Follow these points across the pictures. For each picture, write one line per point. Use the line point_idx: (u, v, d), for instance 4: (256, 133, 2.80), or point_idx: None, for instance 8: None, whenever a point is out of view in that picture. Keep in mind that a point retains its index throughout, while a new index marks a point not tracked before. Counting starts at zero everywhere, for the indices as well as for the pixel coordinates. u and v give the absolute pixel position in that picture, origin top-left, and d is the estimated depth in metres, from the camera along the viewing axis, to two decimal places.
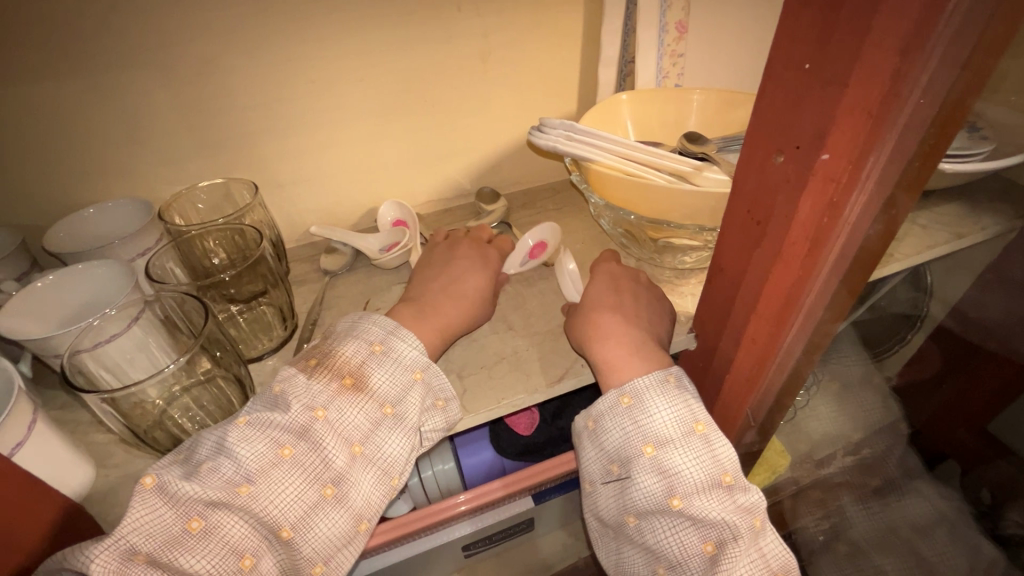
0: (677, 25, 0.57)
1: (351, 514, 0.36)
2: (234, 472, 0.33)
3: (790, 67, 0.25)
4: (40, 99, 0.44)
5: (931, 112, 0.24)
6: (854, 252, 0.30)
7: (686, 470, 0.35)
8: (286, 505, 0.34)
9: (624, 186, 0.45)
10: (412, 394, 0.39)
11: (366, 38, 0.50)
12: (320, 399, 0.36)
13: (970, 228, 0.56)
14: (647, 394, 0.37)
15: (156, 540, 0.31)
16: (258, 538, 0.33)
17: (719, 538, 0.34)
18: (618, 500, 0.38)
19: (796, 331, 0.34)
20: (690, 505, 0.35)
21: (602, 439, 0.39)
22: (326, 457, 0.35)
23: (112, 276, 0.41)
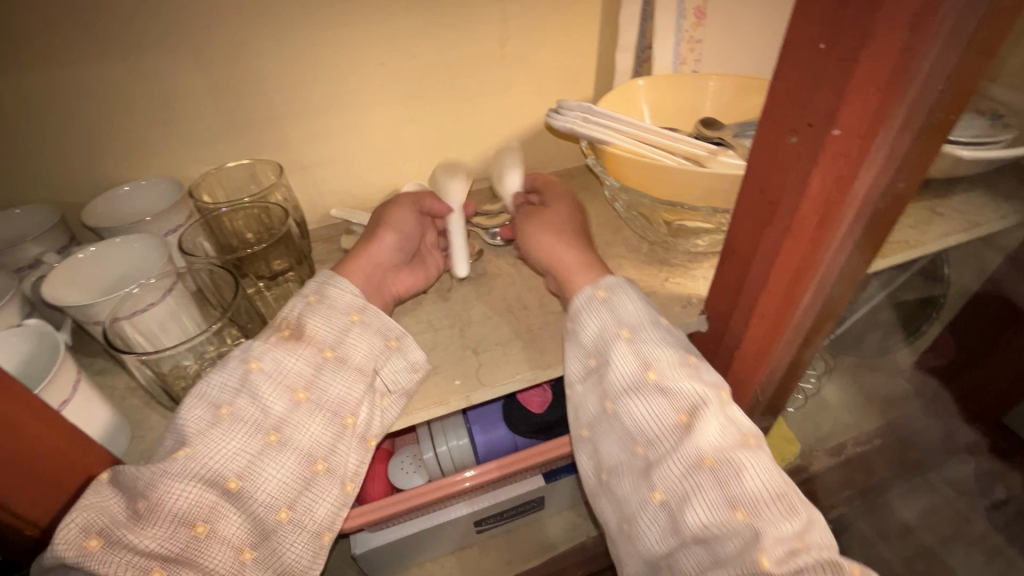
0: (695, 12, 0.57)
1: (301, 454, 0.37)
2: (177, 438, 0.35)
3: (801, 45, 0.25)
4: (79, 80, 0.46)
5: (940, 88, 0.24)
6: (863, 228, 0.31)
7: (658, 348, 0.39)
8: (229, 457, 0.35)
9: (639, 167, 0.45)
10: (352, 335, 0.41)
11: (390, 23, 0.51)
12: (255, 353, 0.38)
13: (989, 217, 0.56)
14: (619, 290, 0.42)
15: (106, 520, 0.31)
16: (208, 501, 0.33)
17: (691, 407, 0.37)
18: (595, 394, 0.41)
19: (805, 307, 0.35)
20: (664, 377, 0.38)
21: (579, 339, 0.42)
22: (265, 406, 0.37)
23: (147, 250, 0.43)
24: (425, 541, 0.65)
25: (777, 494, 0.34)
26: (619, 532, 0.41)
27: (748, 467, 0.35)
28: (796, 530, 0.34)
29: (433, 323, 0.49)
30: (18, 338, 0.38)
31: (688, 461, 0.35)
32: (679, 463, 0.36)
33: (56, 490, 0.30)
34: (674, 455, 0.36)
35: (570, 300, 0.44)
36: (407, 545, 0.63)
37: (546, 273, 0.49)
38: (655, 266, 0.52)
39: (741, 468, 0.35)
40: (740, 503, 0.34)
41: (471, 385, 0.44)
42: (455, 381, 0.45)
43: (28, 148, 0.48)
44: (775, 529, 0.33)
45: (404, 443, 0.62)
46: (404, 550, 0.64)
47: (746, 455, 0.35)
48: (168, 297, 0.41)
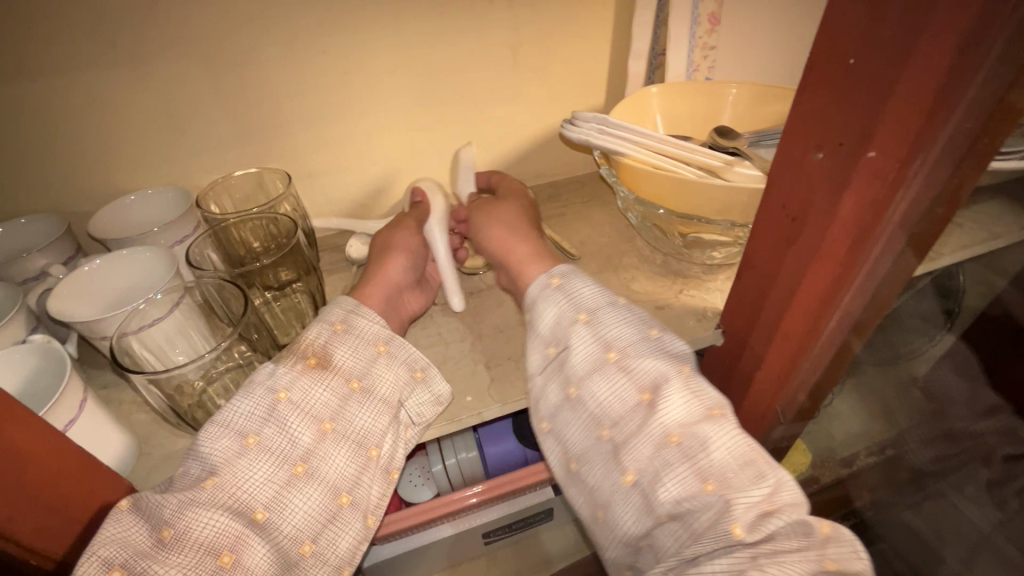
0: (709, 17, 0.56)
1: (327, 487, 0.36)
2: (201, 469, 0.34)
3: (833, 64, 0.24)
4: (86, 88, 0.45)
5: (982, 106, 0.23)
6: (895, 249, 0.30)
7: (616, 328, 0.39)
8: (256, 487, 0.34)
9: (654, 181, 0.45)
10: (378, 366, 0.41)
11: (400, 31, 0.50)
12: (284, 382, 0.37)
13: (1008, 229, 0.55)
14: (574, 276, 0.43)
15: (125, 551, 0.29)
16: (234, 531, 0.32)
17: (653, 384, 0.36)
18: (557, 381, 0.40)
19: (832, 325, 0.34)
20: (623, 356, 0.38)
21: (536, 328, 0.42)
22: (292, 437, 0.36)
23: (154, 262, 0.42)
24: (433, 552, 0.64)
25: (745, 460, 0.33)
26: (592, 522, 0.39)
27: (716, 439, 0.34)
28: (767, 493, 0.32)
29: (443, 335, 0.49)
30: (25, 353, 0.37)
31: (655, 437, 0.35)
32: (646, 441, 0.35)
33: (63, 517, 0.29)
34: (641, 434, 0.35)
35: (524, 293, 0.45)
36: (414, 557, 0.63)
37: (496, 266, 0.50)
38: (669, 278, 0.51)
39: (709, 439, 0.34)
40: (711, 475, 0.33)
41: (482, 401, 0.44)
42: (466, 397, 0.44)
43: (35, 158, 0.48)
44: (747, 495, 0.32)
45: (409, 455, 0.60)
46: (412, 562, 0.64)
47: (712, 423, 0.34)
48: (176, 311, 0.40)
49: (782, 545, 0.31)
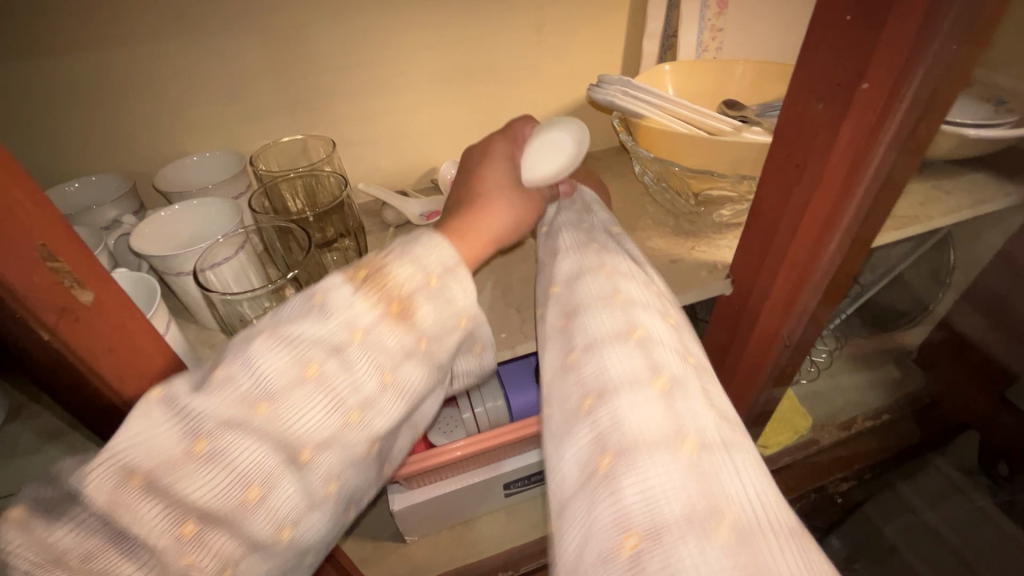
0: (718, 1, 0.61)
1: (371, 439, 0.33)
2: (252, 386, 0.29)
3: (834, 16, 0.29)
4: (155, 55, 0.50)
5: (956, 41, 0.28)
6: (885, 174, 0.34)
7: (567, 247, 0.44)
8: (308, 428, 0.30)
9: (670, 137, 0.49)
10: (448, 338, 0.37)
11: (437, 9, 0.55)
12: (363, 320, 0.32)
13: (991, 196, 0.60)
14: (554, 220, 0.48)
15: (152, 460, 0.26)
16: (270, 467, 0.29)
17: (565, 284, 0.41)
18: (537, 301, 0.43)
19: (834, 248, 0.38)
20: (563, 266, 0.42)
21: (537, 260, 0.47)
22: (356, 381, 0.31)
23: (219, 212, 0.47)
24: (459, 501, 0.68)
25: (639, 376, 0.33)
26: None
27: (592, 310, 0.37)
28: (640, 367, 0.33)
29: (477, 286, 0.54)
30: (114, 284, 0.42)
31: (562, 356, 0.36)
32: (558, 362, 0.36)
33: (136, 364, 0.30)
34: (557, 356, 0.37)
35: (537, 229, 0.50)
36: (444, 504, 0.67)
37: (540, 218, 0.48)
38: (683, 236, 0.56)
39: (603, 351, 0.35)
40: (578, 349, 0.36)
41: (516, 337, 0.48)
42: (500, 335, 0.49)
43: (104, 119, 0.52)
44: (627, 414, 0.31)
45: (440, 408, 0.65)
46: (440, 509, 0.68)
47: (615, 343, 0.35)
48: (241, 252, 0.45)
49: (654, 465, 0.28)
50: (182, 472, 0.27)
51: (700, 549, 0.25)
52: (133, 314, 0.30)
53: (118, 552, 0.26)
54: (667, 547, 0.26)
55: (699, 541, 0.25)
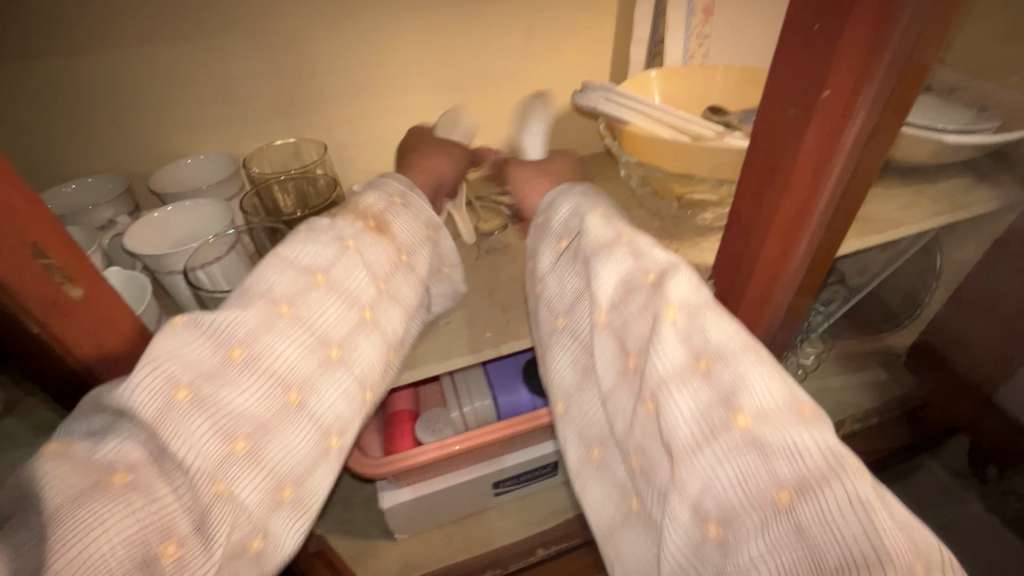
0: (704, 9, 0.62)
1: (356, 380, 0.39)
2: (262, 313, 0.35)
3: (804, 26, 0.30)
4: (152, 60, 0.51)
5: (906, 54, 0.30)
6: (848, 177, 0.36)
7: (631, 229, 0.40)
8: (304, 358, 0.36)
9: (653, 142, 0.50)
10: (399, 273, 0.44)
11: (428, 15, 0.56)
12: (320, 262, 0.38)
13: (975, 200, 0.61)
14: (565, 194, 0.45)
15: (190, 373, 0.31)
16: (295, 373, 0.35)
17: (659, 269, 0.37)
18: (569, 274, 0.42)
19: (803, 248, 0.40)
20: (634, 246, 0.39)
21: (550, 225, 0.44)
22: (339, 313, 0.38)
23: (212, 213, 0.48)
24: (447, 500, 0.69)
25: (742, 345, 0.33)
26: (579, 465, 0.42)
27: (711, 320, 0.34)
28: (781, 391, 0.31)
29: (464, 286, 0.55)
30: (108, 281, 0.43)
31: (652, 313, 0.35)
32: (645, 318, 0.35)
33: (104, 326, 0.31)
34: (641, 309, 0.36)
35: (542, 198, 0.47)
36: (433, 502, 0.68)
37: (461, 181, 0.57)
38: (667, 238, 0.57)
39: (736, 365, 0.32)
40: (705, 353, 0.33)
41: (501, 336, 0.49)
42: (484, 333, 0.50)
43: (103, 120, 0.53)
44: (748, 380, 0.31)
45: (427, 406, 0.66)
46: (429, 508, 0.69)
47: (713, 311, 0.35)
48: (233, 252, 0.46)
49: (789, 430, 0.29)
50: (218, 382, 0.32)
51: (856, 503, 0.26)
52: (125, 313, 0.32)
53: (161, 464, 0.30)
54: (825, 501, 0.26)
55: (857, 507, 0.25)
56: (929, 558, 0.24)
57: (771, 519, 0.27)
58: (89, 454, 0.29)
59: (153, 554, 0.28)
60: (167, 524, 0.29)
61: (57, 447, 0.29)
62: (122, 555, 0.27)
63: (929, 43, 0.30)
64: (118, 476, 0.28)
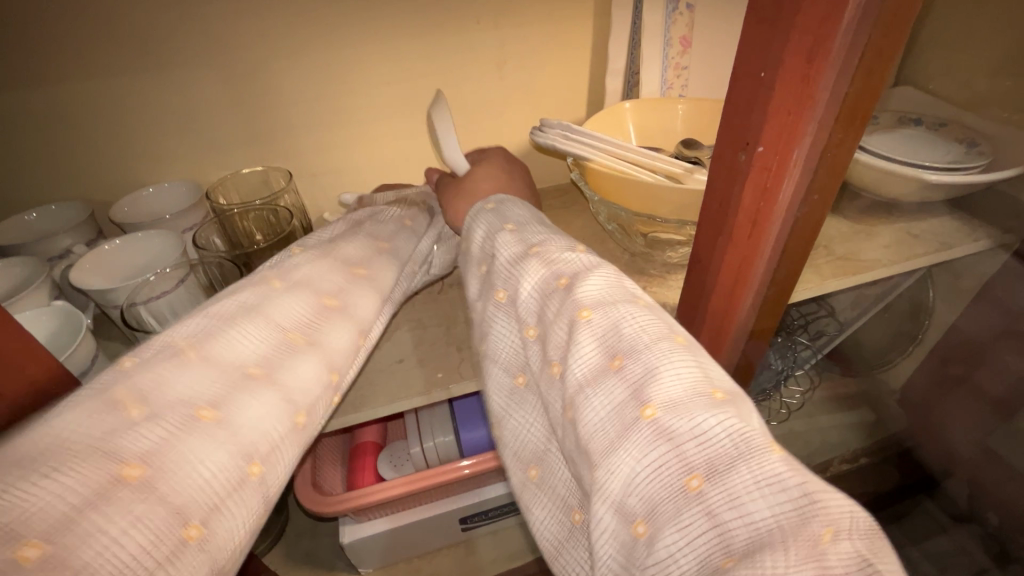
0: (681, 40, 0.61)
1: (354, 322, 0.41)
2: (241, 307, 0.36)
3: (745, 77, 0.28)
4: (116, 91, 0.51)
5: (839, 111, 0.28)
6: (789, 237, 0.34)
7: (542, 235, 0.40)
8: (291, 314, 0.37)
9: (616, 181, 0.49)
10: (382, 254, 0.47)
11: (395, 46, 0.56)
12: (357, 260, 0.45)
13: (961, 240, 0.59)
14: (481, 215, 0.44)
15: (260, 355, 0.34)
16: (297, 322, 0.37)
17: (571, 272, 0.35)
18: (488, 300, 0.40)
19: (750, 303, 0.38)
20: (547, 251, 0.37)
21: (471, 250, 0.43)
22: (318, 283, 0.41)
23: (165, 245, 0.48)
24: (412, 536, 0.67)
25: (657, 335, 0.31)
26: (520, 488, 0.38)
27: (626, 315, 0.32)
28: (696, 378, 0.29)
29: (422, 321, 0.54)
30: (47, 317, 0.43)
31: (567, 318, 0.33)
32: (562, 324, 0.33)
33: (36, 410, 0.31)
34: (557, 315, 0.34)
35: (463, 219, 0.46)
36: (397, 537, 0.66)
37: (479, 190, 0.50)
38: (635, 275, 0.55)
39: (643, 357, 0.30)
40: (619, 351, 0.31)
41: (452, 377, 0.48)
42: (436, 374, 0.49)
43: (76, 151, 0.53)
44: (661, 372, 0.29)
45: (393, 438, 0.66)
46: (394, 543, 0.67)
47: (628, 305, 0.33)
48: (183, 285, 0.46)
49: (697, 414, 0.27)
50: (232, 346, 0.34)
51: (762, 481, 0.24)
52: (34, 355, 0.31)
53: (181, 444, 0.28)
54: (733, 483, 0.24)
55: (766, 486, 0.24)
56: (838, 523, 0.22)
57: (684, 507, 0.25)
58: (165, 398, 0.29)
59: (244, 476, 0.29)
60: (251, 448, 0.31)
61: (140, 410, 0.29)
62: (220, 479, 0.28)
63: (862, 99, 0.28)
64: (205, 414, 0.30)
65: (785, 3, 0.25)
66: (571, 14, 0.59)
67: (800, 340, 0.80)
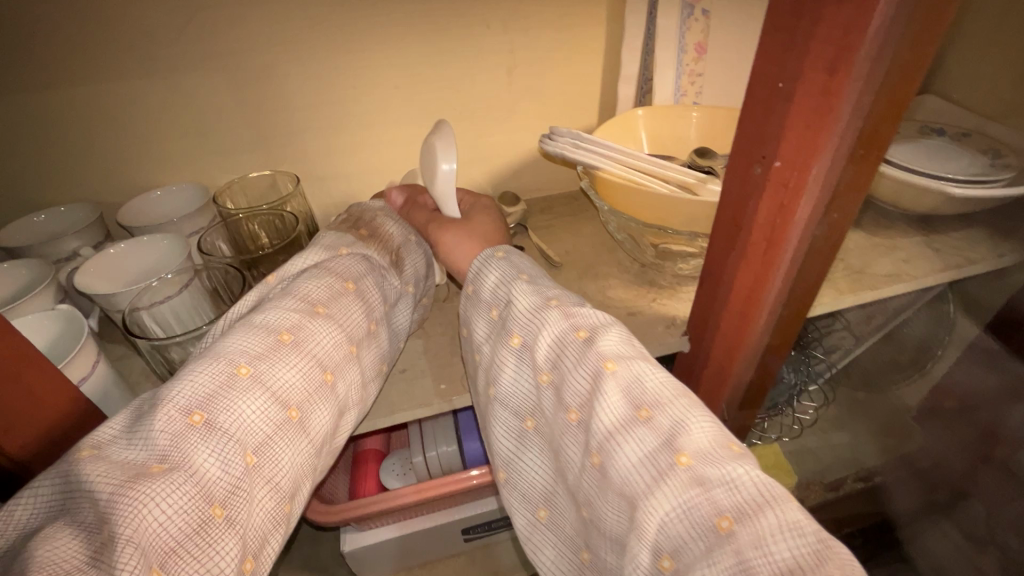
0: (696, 47, 0.60)
1: (309, 359, 0.35)
2: (233, 353, 0.32)
3: (760, 88, 0.27)
4: (127, 93, 0.51)
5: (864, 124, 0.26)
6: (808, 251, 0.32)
7: (551, 286, 0.38)
8: (243, 345, 0.33)
9: (628, 191, 0.48)
10: (373, 276, 0.43)
11: (405, 51, 0.55)
12: (320, 298, 0.38)
13: (983, 255, 0.57)
14: (483, 269, 0.41)
15: (201, 395, 0.30)
16: (254, 351, 0.33)
17: (588, 325, 0.34)
18: (500, 346, 0.38)
19: (765, 320, 0.37)
20: (566, 305, 0.36)
21: (479, 294, 0.40)
22: (281, 312, 0.36)
23: (170, 248, 0.48)
24: (413, 545, 0.67)
25: (676, 391, 0.31)
26: (528, 531, 0.38)
27: (648, 372, 0.31)
28: (714, 434, 0.29)
29: (426, 329, 0.53)
30: (50, 320, 0.43)
31: (590, 369, 0.32)
32: (583, 373, 0.32)
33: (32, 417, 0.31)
34: (576, 366, 0.33)
35: (471, 262, 0.43)
36: (398, 547, 0.66)
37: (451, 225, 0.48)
38: (644, 286, 0.54)
39: (667, 411, 0.30)
40: (643, 402, 0.30)
41: (455, 389, 0.47)
42: (440, 385, 0.48)
43: (85, 153, 0.53)
44: (688, 425, 0.29)
45: (396, 447, 0.65)
46: (395, 553, 0.66)
47: (648, 361, 0.32)
48: (186, 291, 0.46)
49: (726, 463, 0.27)
50: (182, 391, 0.30)
51: (788, 528, 0.24)
52: (31, 362, 0.30)
53: (140, 489, 0.26)
54: (762, 526, 0.24)
55: (790, 531, 0.24)
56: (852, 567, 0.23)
57: (714, 547, 0.25)
58: (118, 457, 0.28)
59: (207, 517, 0.27)
60: (210, 491, 0.28)
61: (89, 451, 0.28)
62: (179, 521, 0.26)
63: (889, 110, 0.27)
64: (152, 467, 0.27)
65: (804, 13, 0.23)
66: (582, 20, 0.58)
67: (812, 354, 0.78)
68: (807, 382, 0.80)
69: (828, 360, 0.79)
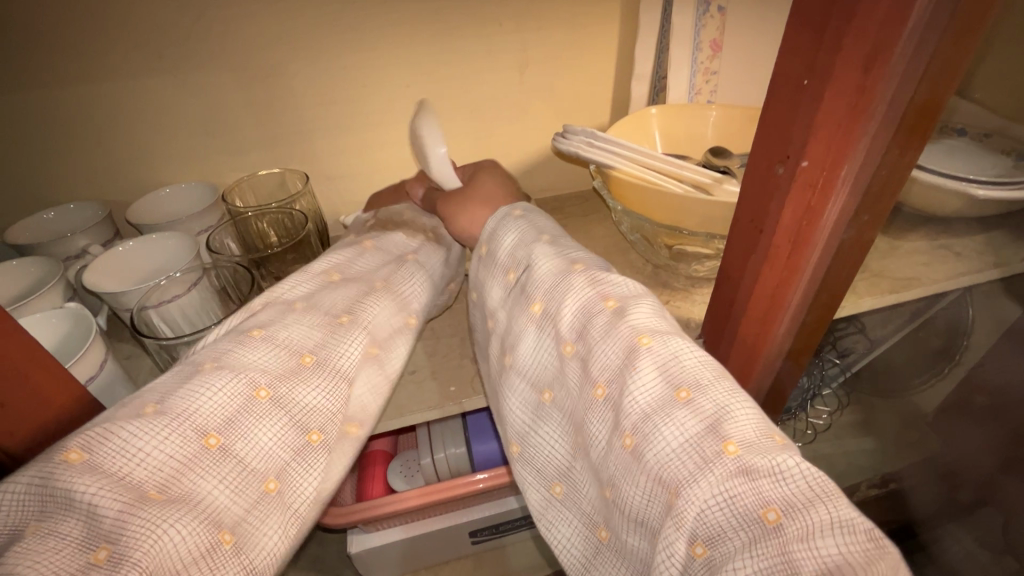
0: (711, 44, 0.59)
1: (334, 379, 0.35)
2: (254, 375, 0.32)
3: (788, 84, 0.26)
4: (139, 92, 0.51)
5: (901, 123, 0.25)
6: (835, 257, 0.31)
7: (578, 252, 0.37)
8: (263, 363, 0.33)
9: (642, 192, 0.47)
10: (396, 267, 0.44)
11: (415, 49, 0.55)
12: (342, 310, 0.38)
13: (1007, 258, 0.55)
14: (498, 231, 0.40)
15: (219, 417, 0.30)
16: (272, 373, 0.33)
17: (620, 295, 0.34)
18: (519, 311, 0.37)
19: (786, 327, 0.36)
20: (590, 269, 0.36)
21: (495, 255, 0.40)
22: (305, 333, 0.36)
23: (179, 247, 0.48)
24: (421, 547, 0.66)
25: (715, 372, 0.30)
26: (542, 507, 0.37)
27: (686, 350, 0.31)
28: (759, 425, 0.28)
29: (435, 330, 0.53)
30: (59, 317, 0.42)
31: (623, 341, 0.31)
32: (615, 347, 0.32)
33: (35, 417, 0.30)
34: (606, 339, 0.32)
35: (482, 225, 0.42)
36: (405, 549, 0.65)
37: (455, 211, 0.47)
38: (657, 288, 0.53)
39: (708, 399, 0.29)
40: (683, 381, 0.29)
41: (465, 392, 0.47)
42: (450, 387, 0.47)
43: (96, 150, 0.53)
44: (733, 412, 0.28)
45: (404, 448, 0.65)
46: (402, 555, 0.66)
47: (685, 338, 0.32)
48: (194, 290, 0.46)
49: (775, 454, 0.26)
50: (194, 408, 0.30)
51: (838, 526, 0.24)
52: (37, 362, 0.29)
53: (147, 511, 0.26)
54: (813, 521, 0.24)
55: (841, 529, 0.24)
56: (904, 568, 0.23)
57: (759, 539, 0.24)
58: (114, 466, 0.27)
59: (215, 542, 0.27)
60: (218, 517, 0.28)
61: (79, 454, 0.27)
62: (188, 544, 0.26)
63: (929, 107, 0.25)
64: (152, 493, 0.27)
65: (835, 10, 0.23)
66: (596, 18, 0.57)
67: (827, 358, 0.76)
68: (821, 386, 0.78)
69: (842, 363, 0.78)
